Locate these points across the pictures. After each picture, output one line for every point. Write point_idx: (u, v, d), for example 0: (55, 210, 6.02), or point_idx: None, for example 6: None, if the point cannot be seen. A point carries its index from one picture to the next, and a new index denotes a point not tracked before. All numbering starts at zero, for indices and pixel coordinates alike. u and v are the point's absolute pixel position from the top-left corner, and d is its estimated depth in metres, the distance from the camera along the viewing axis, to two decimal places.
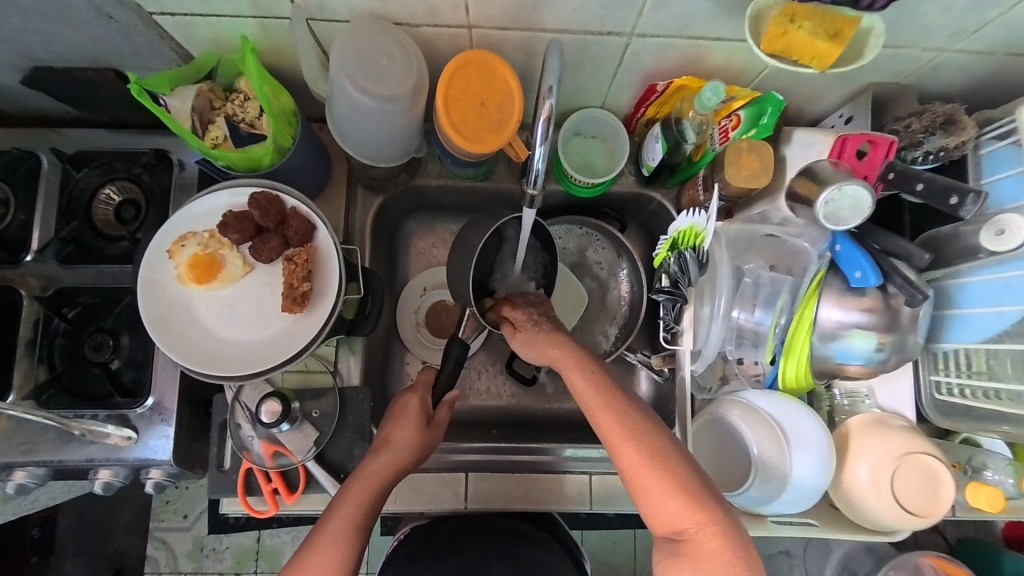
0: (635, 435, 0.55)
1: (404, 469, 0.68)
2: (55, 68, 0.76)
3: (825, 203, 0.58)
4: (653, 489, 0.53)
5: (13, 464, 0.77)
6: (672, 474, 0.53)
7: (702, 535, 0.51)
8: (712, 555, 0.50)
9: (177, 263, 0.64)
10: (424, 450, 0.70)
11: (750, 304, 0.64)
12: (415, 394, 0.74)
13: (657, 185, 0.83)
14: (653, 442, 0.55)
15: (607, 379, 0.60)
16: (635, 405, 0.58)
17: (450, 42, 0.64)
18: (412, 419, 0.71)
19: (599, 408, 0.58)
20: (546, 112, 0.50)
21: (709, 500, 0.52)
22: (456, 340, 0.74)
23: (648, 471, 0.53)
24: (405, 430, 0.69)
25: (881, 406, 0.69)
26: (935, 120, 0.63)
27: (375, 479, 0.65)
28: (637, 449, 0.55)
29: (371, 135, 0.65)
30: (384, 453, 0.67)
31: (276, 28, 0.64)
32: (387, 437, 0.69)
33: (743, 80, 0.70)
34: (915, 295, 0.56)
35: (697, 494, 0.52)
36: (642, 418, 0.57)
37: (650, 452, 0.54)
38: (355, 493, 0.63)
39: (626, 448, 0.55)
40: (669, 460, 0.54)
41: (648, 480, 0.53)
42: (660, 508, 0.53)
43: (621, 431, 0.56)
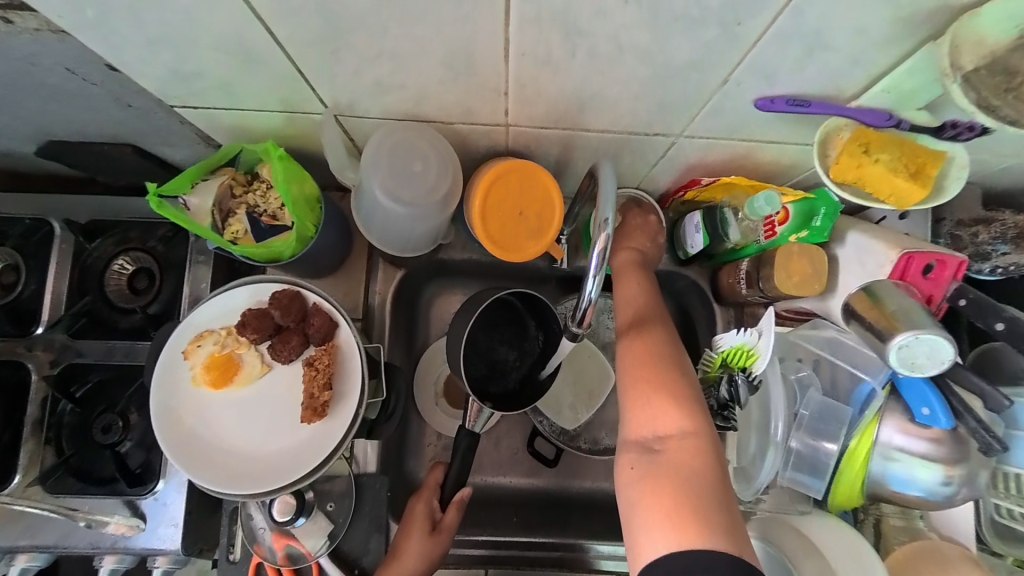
0: (647, 343, 0.58)
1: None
2: (70, 141, 0.74)
3: (899, 346, 0.51)
4: (643, 384, 0.54)
5: (18, 547, 0.75)
6: (670, 386, 0.53)
7: (679, 444, 0.49)
8: (687, 463, 0.47)
9: (192, 363, 0.61)
10: (432, 559, 0.73)
11: (810, 434, 0.60)
12: (421, 498, 0.76)
13: (692, 265, 0.79)
14: (664, 357, 0.56)
15: (643, 301, 0.64)
16: (658, 324, 0.60)
17: (485, 136, 0.60)
18: (417, 527, 0.74)
19: (630, 314, 0.62)
20: (601, 241, 0.52)
21: (700, 420, 0.51)
22: (462, 431, 0.74)
23: (645, 373, 0.55)
24: (411, 540, 0.72)
25: (934, 527, 0.66)
26: (1006, 230, 0.59)
27: None
28: (644, 354, 0.57)
29: (399, 234, 0.62)
30: (393, 564, 0.71)
31: (303, 119, 0.61)
32: (396, 545, 0.73)
33: (792, 173, 0.66)
34: (993, 444, 0.51)
35: (691, 409, 0.51)
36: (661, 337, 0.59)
37: (657, 362, 0.56)
38: None
39: (634, 347, 0.58)
40: (673, 372, 0.54)
41: (644, 378, 0.54)
42: (641, 411, 0.52)
43: (639, 337, 0.59)
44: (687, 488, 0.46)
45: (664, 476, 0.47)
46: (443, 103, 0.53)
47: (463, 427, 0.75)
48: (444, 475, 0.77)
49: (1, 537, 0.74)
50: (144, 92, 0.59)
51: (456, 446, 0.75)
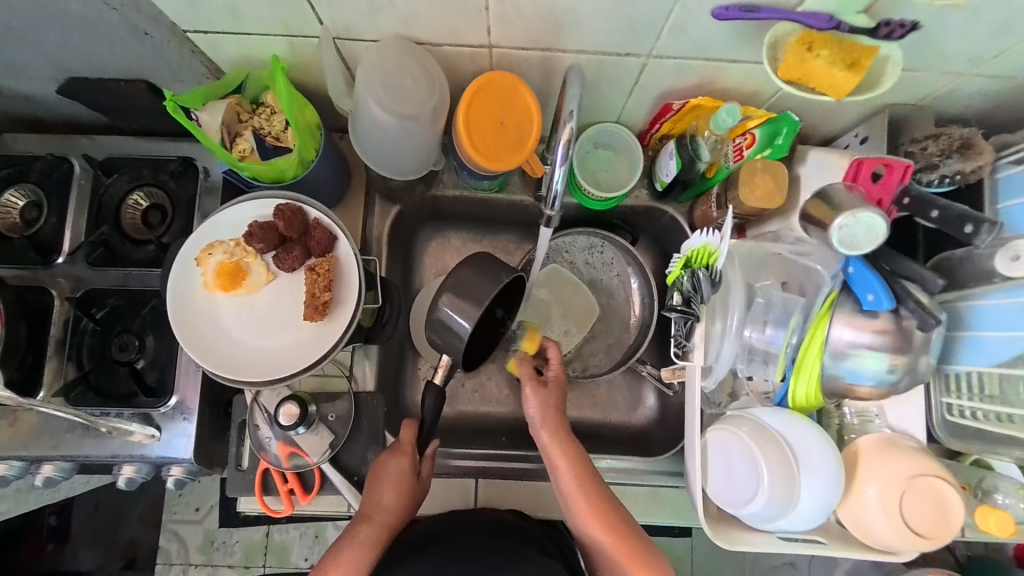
0: (582, 488, 0.67)
1: (394, 529, 0.72)
2: (88, 79, 0.79)
3: (839, 228, 0.58)
4: (593, 540, 0.66)
5: (43, 458, 0.80)
6: (610, 528, 0.66)
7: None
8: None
9: (204, 271, 0.67)
10: (411, 505, 0.72)
11: (761, 321, 0.66)
12: (402, 455, 0.73)
13: (670, 199, 0.84)
14: (590, 484, 0.68)
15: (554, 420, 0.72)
16: (575, 447, 0.70)
17: (471, 60, 0.65)
18: (401, 482, 0.71)
19: (557, 463, 0.69)
20: (566, 135, 0.52)
21: (642, 552, 0.64)
22: (432, 388, 0.72)
23: (590, 524, 0.66)
24: (395, 494, 0.71)
25: (891, 426, 0.69)
26: (952, 143, 0.64)
27: (365, 544, 0.68)
28: (581, 501, 0.67)
29: (391, 151, 0.67)
30: (374, 518, 0.70)
31: (304, 45, 0.66)
32: (375, 501, 0.70)
33: (758, 99, 0.71)
34: (928, 320, 0.57)
35: (629, 543, 0.65)
36: (582, 462, 0.69)
37: (591, 503, 0.67)
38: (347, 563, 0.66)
39: (575, 503, 0.67)
40: (608, 513, 0.66)
41: (590, 534, 0.66)
42: (599, 556, 0.66)
43: (569, 490, 0.68)
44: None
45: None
46: (430, 22, 0.58)
47: (431, 385, 0.71)
48: (417, 431, 0.75)
49: (25, 448, 0.80)
50: (158, 19, 0.65)
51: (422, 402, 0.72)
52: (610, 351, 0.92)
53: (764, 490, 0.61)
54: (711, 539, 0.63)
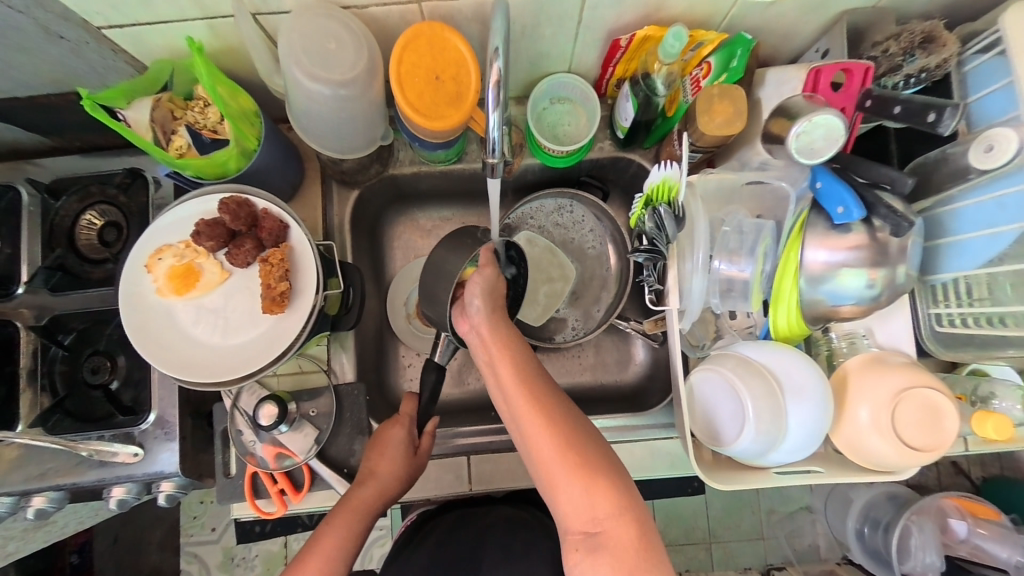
0: (542, 414, 0.56)
1: (390, 497, 0.71)
2: (19, 97, 0.76)
3: (797, 135, 0.57)
4: (561, 479, 0.54)
5: (31, 490, 0.78)
6: (586, 471, 0.53)
7: (617, 528, 0.52)
8: (625, 548, 0.52)
9: (154, 276, 0.65)
10: (407, 480, 0.72)
11: (733, 254, 0.63)
12: (398, 424, 0.73)
13: (634, 146, 0.81)
14: (557, 425, 0.56)
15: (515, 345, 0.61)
16: (538, 376, 0.59)
17: (401, 19, 0.62)
18: (397, 450, 0.71)
19: (520, 398, 0.57)
20: (494, 76, 0.48)
21: (621, 494, 0.53)
22: (432, 366, 0.73)
23: (556, 467, 0.54)
24: (390, 461, 0.70)
25: (880, 345, 0.67)
26: (913, 40, 0.61)
27: (362, 504, 0.69)
28: (547, 433, 0.55)
29: (332, 126, 0.65)
30: (370, 483, 0.69)
31: (226, 26, 0.63)
32: (372, 467, 0.70)
33: (709, 24, 0.67)
34: (901, 224, 0.55)
35: (609, 481, 0.53)
36: (550, 396, 0.57)
37: (560, 436, 0.55)
38: (341, 525, 0.67)
39: (540, 436, 0.55)
40: (579, 451, 0.54)
41: (562, 479, 0.54)
42: (572, 500, 0.53)
43: (537, 422, 0.56)
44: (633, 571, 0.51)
45: (607, 555, 0.52)
46: None
47: (431, 361, 0.73)
48: (418, 403, 0.75)
49: (8, 483, 0.78)
50: (67, 18, 0.61)
51: (423, 381, 0.74)
52: (592, 312, 0.89)
53: (751, 425, 0.60)
54: (706, 483, 0.61)
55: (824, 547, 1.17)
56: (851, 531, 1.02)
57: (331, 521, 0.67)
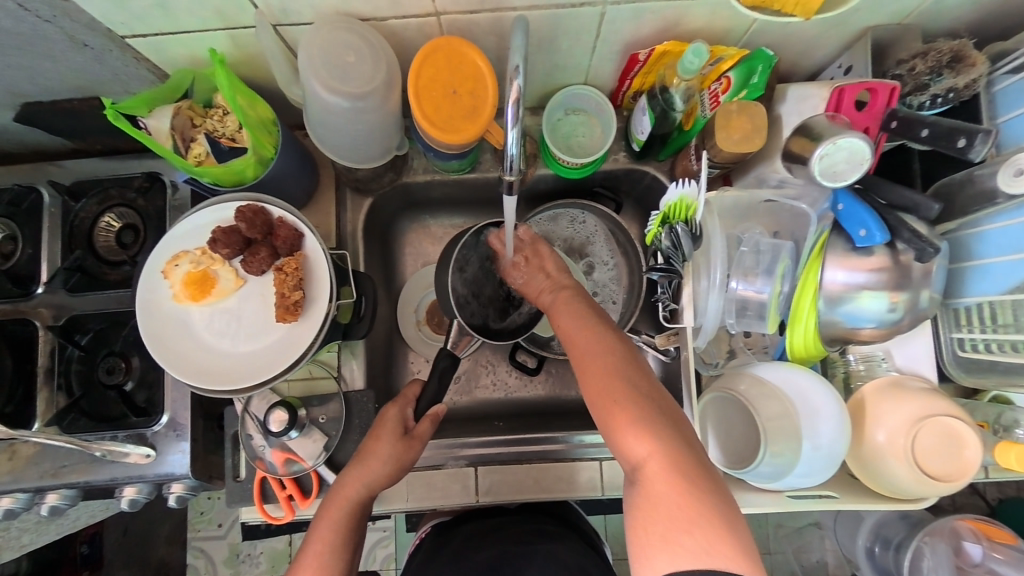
0: (590, 349, 0.57)
1: (382, 483, 0.69)
2: (43, 102, 0.78)
3: (820, 158, 0.56)
4: (610, 412, 0.52)
5: (45, 488, 0.79)
6: (630, 400, 0.51)
7: (657, 464, 0.47)
8: (667, 489, 0.46)
9: (171, 282, 0.66)
10: (403, 463, 0.70)
11: (751, 273, 0.61)
12: (395, 405, 0.74)
13: (649, 158, 0.80)
14: (606, 352, 0.57)
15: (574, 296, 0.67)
16: (597, 321, 0.61)
17: (419, 31, 0.62)
18: (388, 431, 0.70)
19: (581, 332, 0.60)
20: (514, 93, 0.48)
21: (664, 430, 0.49)
22: (445, 352, 0.75)
23: (603, 393, 0.53)
24: (381, 444, 0.69)
25: (898, 368, 0.66)
26: (940, 59, 0.60)
27: (347, 494, 0.68)
28: (598, 367, 0.55)
29: (347, 137, 0.65)
30: (358, 466, 0.69)
31: (246, 37, 0.63)
32: (363, 449, 0.70)
33: (729, 39, 0.66)
34: (926, 249, 0.53)
35: (651, 419, 0.50)
36: (601, 331, 0.59)
37: (606, 369, 0.54)
38: (331, 512, 0.67)
39: (589, 374, 0.55)
40: (624, 380, 0.53)
41: (611, 408, 0.52)
42: (620, 435, 0.50)
43: (587, 356, 0.57)
44: (673, 514, 0.45)
45: (654, 498, 0.46)
46: None
47: (445, 349, 0.75)
48: (420, 389, 0.76)
49: (24, 480, 0.79)
50: (92, 26, 0.62)
51: (434, 366, 0.75)
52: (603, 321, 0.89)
53: (766, 444, 0.59)
54: None
55: (833, 564, 1.16)
56: (862, 549, 1.00)
57: (324, 512, 0.67)
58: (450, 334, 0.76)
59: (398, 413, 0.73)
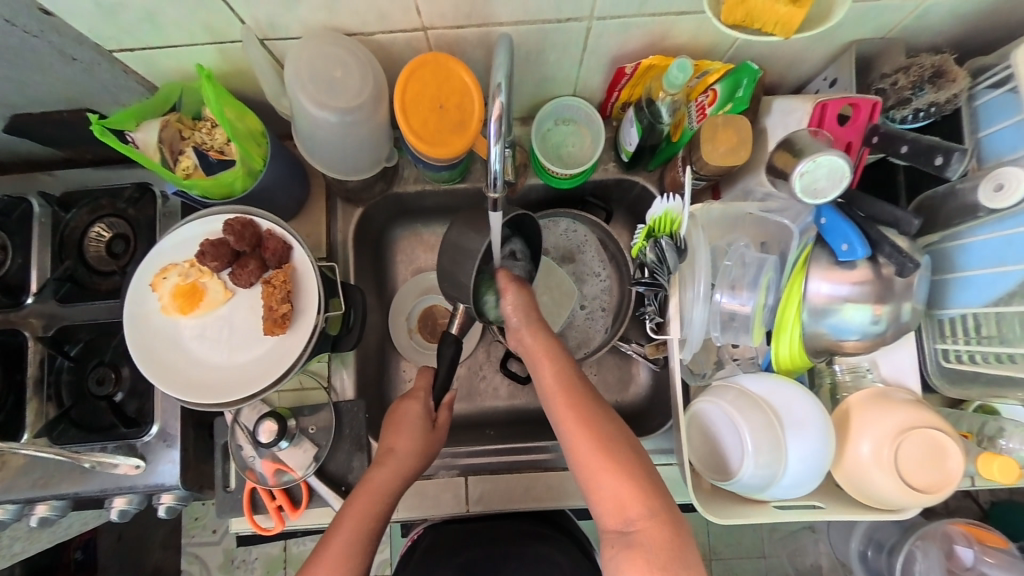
0: (583, 414, 0.59)
1: (408, 475, 0.70)
2: (33, 113, 0.78)
3: (802, 175, 0.54)
4: (605, 477, 0.56)
5: (35, 498, 0.79)
6: (624, 464, 0.56)
7: (648, 526, 0.53)
8: (659, 548, 0.52)
9: (160, 295, 0.66)
10: (427, 454, 0.72)
11: (736, 286, 0.62)
12: (415, 399, 0.75)
13: (639, 168, 0.81)
14: (599, 417, 0.59)
15: (555, 349, 0.66)
16: (583, 382, 0.63)
17: (407, 45, 0.63)
18: (415, 425, 0.72)
19: (564, 393, 0.62)
20: (497, 110, 0.48)
21: (654, 493, 0.55)
22: (449, 339, 0.75)
23: (595, 461, 0.56)
24: (409, 437, 0.71)
25: (884, 378, 0.66)
26: (923, 73, 0.60)
27: (377, 488, 0.68)
28: (593, 432, 0.58)
29: (336, 150, 0.65)
30: (388, 461, 0.70)
31: (234, 50, 0.63)
32: (390, 443, 0.71)
33: (716, 52, 0.67)
34: (906, 263, 0.54)
35: (644, 484, 0.55)
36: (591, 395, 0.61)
37: (603, 434, 0.58)
38: (358, 506, 0.66)
39: (582, 437, 0.58)
40: (619, 445, 0.57)
41: (608, 473, 0.55)
42: (613, 497, 0.55)
43: (581, 419, 0.59)
44: (665, 571, 0.51)
45: (646, 554, 0.52)
46: (355, 9, 0.56)
47: (449, 333, 0.75)
48: (432, 377, 0.77)
49: (14, 491, 0.79)
50: (80, 40, 0.62)
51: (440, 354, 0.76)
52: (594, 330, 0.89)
53: (752, 457, 0.59)
54: (702, 513, 0.60)
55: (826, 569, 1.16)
56: (853, 553, 1.00)
57: (349, 505, 0.66)
58: (455, 317, 0.76)
59: (420, 407, 0.74)
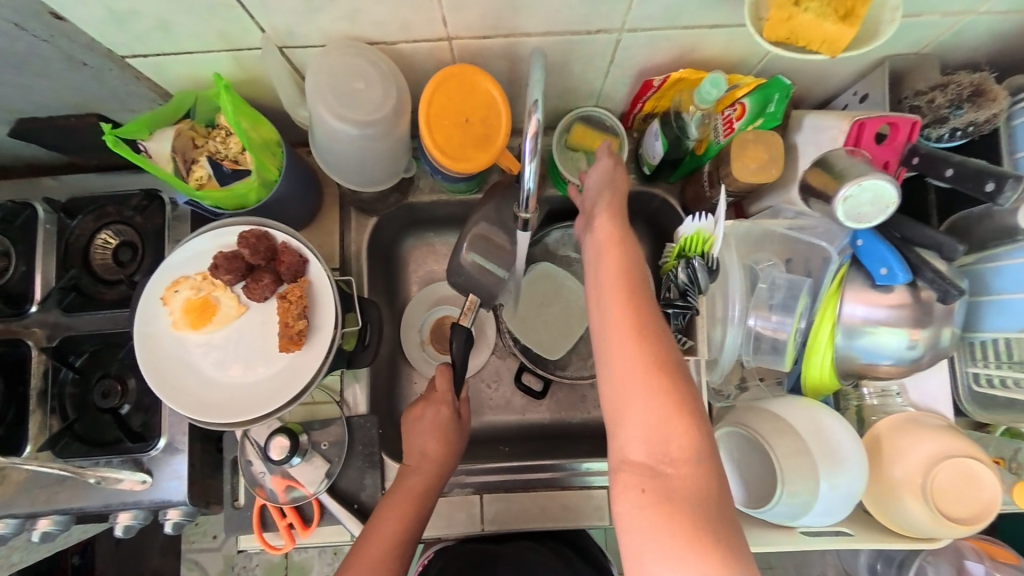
0: (633, 317, 0.47)
1: (443, 475, 0.70)
2: (39, 118, 0.75)
3: (844, 199, 0.53)
4: (637, 401, 0.45)
5: (37, 513, 0.77)
6: (672, 408, 0.44)
7: (686, 461, 0.43)
8: (699, 524, 0.41)
9: (171, 309, 0.64)
10: (455, 453, 0.72)
11: (766, 308, 0.60)
12: (441, 403, 0.73)
13: (659, 181, 0.79)
14: (648, 340, 0.47)
15: (637, 278, 0.50)
16: (646, 300, 0.49)
17: (429, 55, 0.61)
18: (446, 426, 0.72)
19: (624, 313, 0.48)
20: (532, 127, 0.46)
21: (708, 468, 0.43)
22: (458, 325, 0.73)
23: (623, 326, 0.47)
24: (442, 439, 0.71)
25: (914, 404, 0.65)
26: (961, 92, 0.59)
27: (415, 490, 0.68)
28: (636, 344, 0.46)
29: (355, 162, 0.63)
30: (423, 468, 0.69)
31: (251, 59, 0.61)
32: (422, 446, 0.71)
33: (744, 66, 0.65)
34: (949, 290, 0.52)
35: (694, 440, 0.43)
36: (654, 319, 0.48)
37: (647, 341, 0.46)
38: (398, 504, 0.66)
39: (626, 355, 0.46)
40: (671, 376, 0.45)
41: (638, 338, 0.46)
42: (642, 423, 0.45)
43: (629, 332, 0.47)
44: (699, 545, 0.40)
45: (681, 508, 0.42)
46: (379, 19, 0.54)
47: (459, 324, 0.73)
48: (452, 371, 0.75)
49: (16, 505, 0.77)
50: (92, 47, 0.60)
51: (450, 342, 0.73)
52: None
53: (784, 485, 0.57)
54: None
55: None
56: None
57: (390, 502, 0.66)
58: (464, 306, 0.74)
59: (448, 409, 0.73)
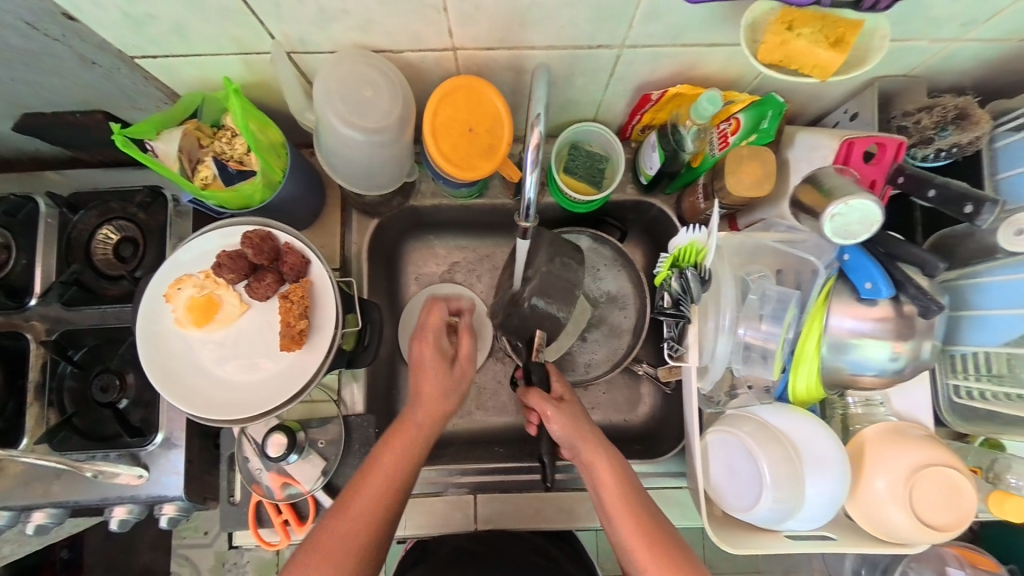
0: (652, 542, 0.60)
1: (405, 481, 0.64)
2: (45, 113, 0.76)
3: (832, 217, 0.55)
4: None
5: (33, 506, 0.77)
6: None
7: None
8: None
9: (174, 306, 0.65)
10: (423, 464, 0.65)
11: (757, 318, 0.62)
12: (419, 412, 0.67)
13: (657, 191, 0.81)
14: (655, 541, 0.61)
15: (631, 490, 0.64)
16: (639, 497, 0.64)
17: (436, 65, 0.62)
18: (416, 434, 0.65)
19: (621, 510, 0.63)
20: (535, 139, 0.48)
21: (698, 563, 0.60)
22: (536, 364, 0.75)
23: (638, 535, 0.61)
24: (404, 447, 0.65)
25: (897, 413, 0.67)
26: (946, 114, 0.62)
27: (373, 497, 0.62)
28: (648, 544, 0.60)
29: (360, 167, 0.64)
30: (383, 473, 0.63)
31: (260, 62, 0.62)
32: (387, 448, 0.65)
33: (740, 83, 0.67)
34: (930, 305, 0.54)
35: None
36: (649, 512, 0.63)
37: (663, 554, 0.59)
38: (352, 509, 0.61)
39: (645, 559, 0.60)
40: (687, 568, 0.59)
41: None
42: None
43: (641, 542, 0.60)
44: None
45: None
46: (388, 30, 0.55)
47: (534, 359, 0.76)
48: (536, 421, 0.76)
49: (11, 497, 0.77)
50: (103, 47, 0.61)
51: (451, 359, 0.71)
52: (609, 348, 0.88)
53: (771, 491, 0.59)
54: (717, 544, 0.60)
55: None
56: None
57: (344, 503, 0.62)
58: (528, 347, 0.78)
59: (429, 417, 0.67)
